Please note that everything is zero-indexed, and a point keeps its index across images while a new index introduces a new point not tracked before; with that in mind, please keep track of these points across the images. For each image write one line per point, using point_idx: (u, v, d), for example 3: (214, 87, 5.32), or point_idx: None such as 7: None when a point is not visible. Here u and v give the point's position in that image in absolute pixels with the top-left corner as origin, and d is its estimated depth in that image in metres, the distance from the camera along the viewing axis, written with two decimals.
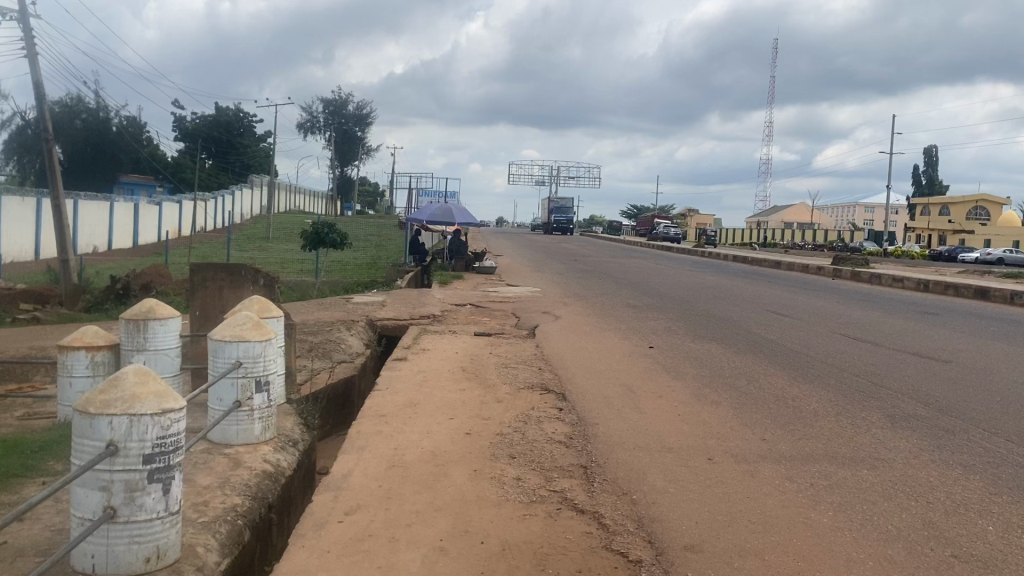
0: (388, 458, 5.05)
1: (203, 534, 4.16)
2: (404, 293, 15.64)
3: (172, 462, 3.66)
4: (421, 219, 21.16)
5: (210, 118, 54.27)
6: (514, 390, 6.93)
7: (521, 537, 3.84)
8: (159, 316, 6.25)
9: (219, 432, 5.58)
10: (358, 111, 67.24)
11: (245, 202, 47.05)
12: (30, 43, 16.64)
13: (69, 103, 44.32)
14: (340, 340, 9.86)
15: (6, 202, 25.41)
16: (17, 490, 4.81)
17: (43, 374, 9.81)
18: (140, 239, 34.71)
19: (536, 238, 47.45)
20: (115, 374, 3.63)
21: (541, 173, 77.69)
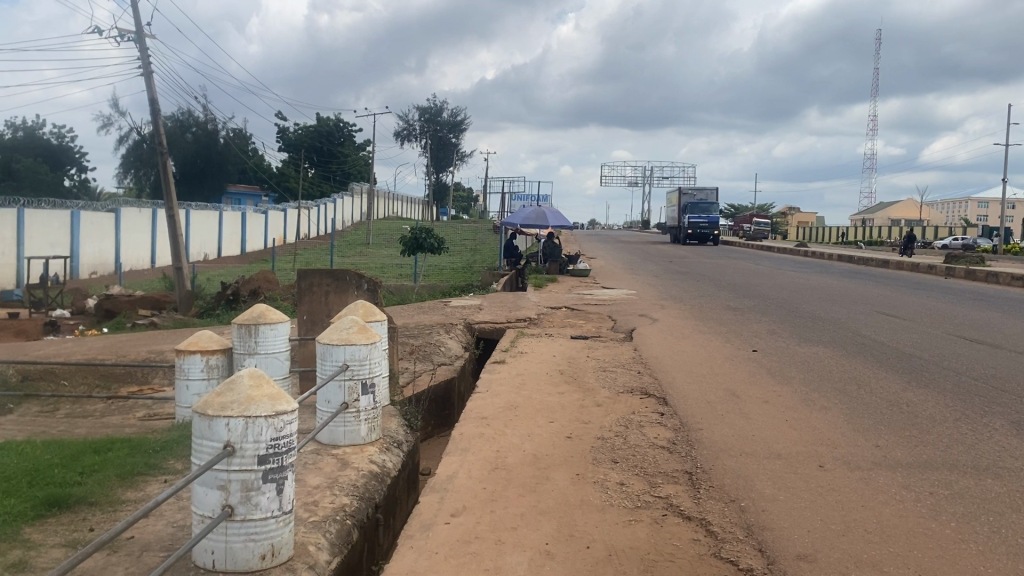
0: (491, 460, 5.08)
1: (314, 533, 4.27)
2: (499, 296, 15.73)
3: (285, 462, 3.78)
4: (515, 223, 21.36)
5: (311, 128, 55.80)
6: (613, 394, 6.87)
7: (627, 543, 3.80)
8: (268, 320, 6.46)
9: (327, 434, 5.75)
10: (452, 117, 68.27)
11: (345, 208, 48.12)
12: (146, 62, 17.56)
13: (181, 118, 46.69)
14: (440, 343, 9.99)
15: (126, 213, 26.83)
16: (143, 487, 5.07)
17: (161, 376, 10.31)
18: (248, 247, 36.14)
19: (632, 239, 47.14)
20: (231, 377, 3.79)
21: (634, 175, 77.11)
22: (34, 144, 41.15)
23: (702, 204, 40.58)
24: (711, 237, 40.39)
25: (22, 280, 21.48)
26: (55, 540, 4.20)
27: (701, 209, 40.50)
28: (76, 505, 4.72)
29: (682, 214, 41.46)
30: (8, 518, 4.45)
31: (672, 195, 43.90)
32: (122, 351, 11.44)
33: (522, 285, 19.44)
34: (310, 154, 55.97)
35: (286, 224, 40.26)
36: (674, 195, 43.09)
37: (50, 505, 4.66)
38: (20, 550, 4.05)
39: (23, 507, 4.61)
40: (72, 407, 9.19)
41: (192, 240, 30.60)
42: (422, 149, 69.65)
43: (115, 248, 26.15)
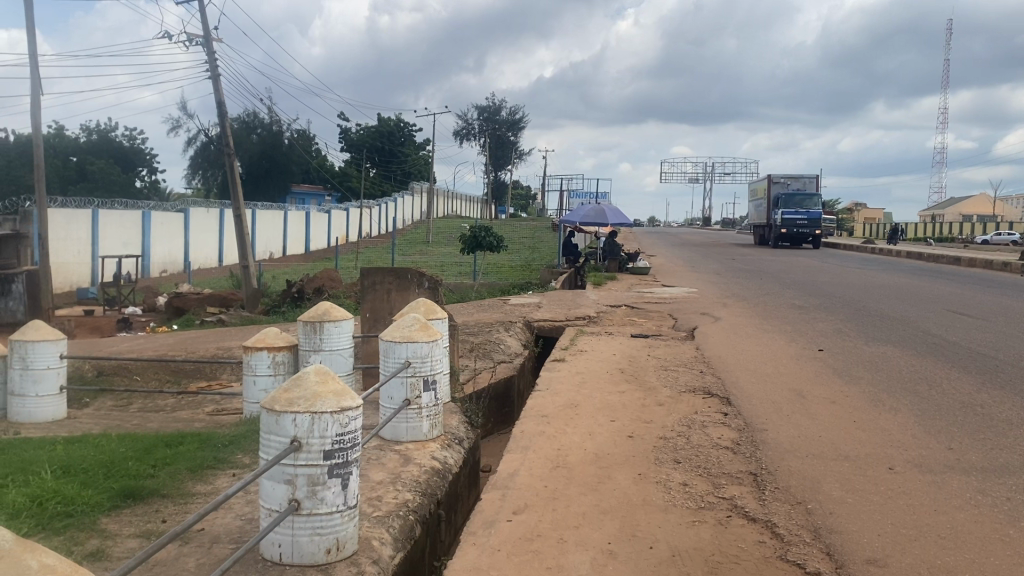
0: (552, 458, 5.08)
1: (378, 528, 4.33)
2: (559, 294, 15.70)
3: (349, 458, 3.84)
4: (574, 220, 21.35)
5: (373, 128, 56.45)
6: (675, 393, 6.81)
7: (691, 544, 3.76)
8: (333, 317, 6.57)
9: (390, 429, 5.82)
10: (511, 116, 68.35)
11: (405, 207, 48.58)
12: (213, 65, 18.00)
13: (246, 118, 47.83)
14: (499, 340, 10.03)
15: (195, 214, 27.56)
16: (213, 480, 5.20)
17: (229, 372, 10.57)
18: (312, 245, 36.89)
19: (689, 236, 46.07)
20: (298, 374, 3.87)
21: (694, 171, 76.29)
22: (107, 146, 42.52)
23: (797, 197, 35.03)
24: (809, 236, 34.97)
25: (96, 278, 22.24)
26: (131, 530, 4.34)
27: (797, 204, 34.73)
28: (149, 497, 4.86)
29: (771, 209, 35.98)
30: (86, 508, 4.61)
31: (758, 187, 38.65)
32: (192, 348, 11.76)
33: (581, 283, 19.44)
34: (372, 153, 56.63)
35: (349, 223, 40.92)
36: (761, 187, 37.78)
37: (125, 497, 4.81)
38: (97, 539, 4.19)
39: (100, 497, 4.77)
40: (144, 402, 9.51)
41: (258, 239, 31.30)
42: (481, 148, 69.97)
43: (184, 247, 26.90)
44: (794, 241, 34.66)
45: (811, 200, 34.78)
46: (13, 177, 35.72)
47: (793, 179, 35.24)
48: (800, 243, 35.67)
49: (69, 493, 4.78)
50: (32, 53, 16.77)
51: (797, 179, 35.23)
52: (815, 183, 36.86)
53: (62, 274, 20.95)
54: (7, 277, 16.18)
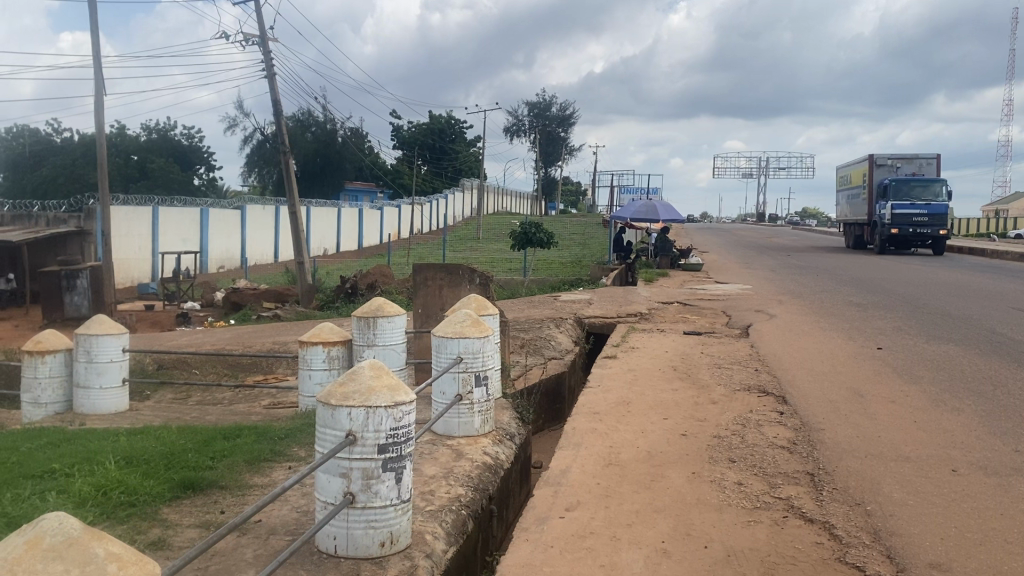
0: (604, 456, 5.05)
1: (431, 522, 4.36)
2: (610, 291, 15.59)
3: (403, 452, 3.88)
4: (625, 216, 21.17)
5: (424, 126, 56.75)
6: (730, 391, 6.72)
7: (747, 545, 3.71)
8: (386, 313, 6.63)
9: (442, 424, 5.85)
10: (561, 112, 68.00)
11: (455, 204, 48.72)
12: (269, 64, 18.28)
13: (301, 117, 49.54)
14: (550, 337, 10.01)
15: (252, 211, 28.10)
16: (269, 473, 5.29)
17: (284, 366, 10.74)
18: (365, 242, 37.31)
19: (755, 236, 39.97)
20: (352, 368, 3.93)
21: (749, 166, 75.03)
22: (166, 145, 43.42)
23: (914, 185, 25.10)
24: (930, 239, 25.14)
25: (156, 273, 22.81)
26: (191, 520, 4.43)
27: (914, 194, 24.91)
28: (208, 488, 4.97)
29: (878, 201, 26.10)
30: (148, 498, 4.73)
31: (852, 174, 29.75)
32: (249, 342, 11.98)
33: (632, 279, 19.32)
34: (423, 150, 56.85)
35: (400, 220, 41.26)
36: (855, 174, 28.97)
37: (184, 487, 4.92)
38: (159, 529, 4.30)
39: (161, 488, 4.88)
40: (203, 394, 9.73)
41: (312, 235, 31.77)
42: (531, 144, 69.77)
43: (241, 244, 27.39)
44: (908, 246, 25.37)
45: (931, 189, 24.92)
46: (77, 176, 36.75)
47: (901, 160, 26.20)
48: (913, 246, 26.21)
49: (132, 483, 4.91)
50: (95, 55, 17.21)
51: (908, 160, 26.14)
52: (934, 165, 26.28)
53: (123, 271, 21.49)
54: (72, 273, 16.68)
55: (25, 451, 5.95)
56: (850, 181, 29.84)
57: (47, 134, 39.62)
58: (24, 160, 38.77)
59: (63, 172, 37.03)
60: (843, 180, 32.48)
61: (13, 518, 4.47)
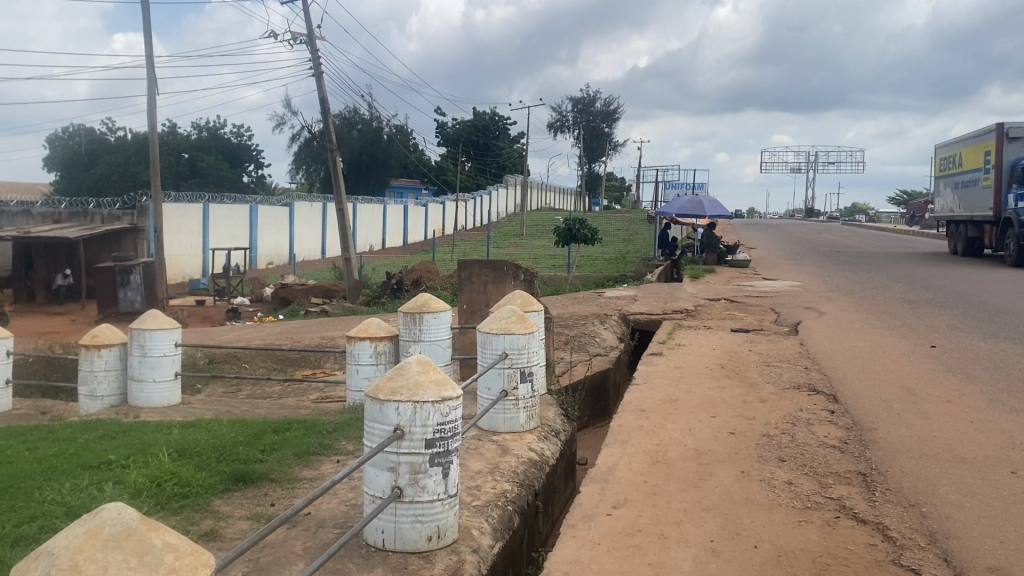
0: (651, 454, 5.02)
1: (477, 517, 4.38)
2: (655, 288, 15.49)
3: (450, 447, 3.90)
4: (671, 212, 20.98)
5: (468, 123, 56.82)
6: (779, 390, 6.63)
7: (797, 545, 3.66)
8: (432, 309, 6.65)
9: (487, 420, 5.87)
10: (606, 107, 67.50)
11: (499, 200, 48.78)
12: (317, 62, 18.48)
13: (347, 115, 50.08)
14: (595, 333, 9.96)
15: (300, 207, 28.49)
16: (318, 466, 5.36)
17: (332, 361, 10.87)
18: (410, 238, 37.56)
19: (814, 237, 34.75)
20: (401, 363, 3.96)
21: (796, 161, 73.83)
22: (216, 143, 44.14)
23: None
24: None
25: (207, 269, 23.25)
26: (242, 512, 4.51)
27: None
28: (258, 481, 5.05)
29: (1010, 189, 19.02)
30: (200, 490, 4.82)
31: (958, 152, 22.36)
32: (297, 337, 12.15)
33: (678, 276, 19.15)
34: (467, 147, 56.97)
35: (444, 216, 41.46)
36: (967, 154, 21.59)
37: (236, 480, 5.00)
38: (211, 520, 4.38)
39: (212, 480, 4.98)
40: (253, 388, 9.90)
41: (359, 232, 32.10)
42: (575, 140, 69.44)
43: (289, 240, 27.78)
44: None
45: None
46: (131, 174, 37.54)
47: None
48: None
49: (185, 475, 5.00)
50: (148, 56, 17.57)
51: None
52: None
53: (175, 267, 21.93)
54: (126, 269, 17.07)
55: (82, 442, 6.11)
56: (956, 163, 22.49)
57: (102, 133, 40.55)
58: (80, 159, 39.74)
59: (117, 169, 37.88)
60: (947, 156, 23.51)
61: (73, 508, 4.61)
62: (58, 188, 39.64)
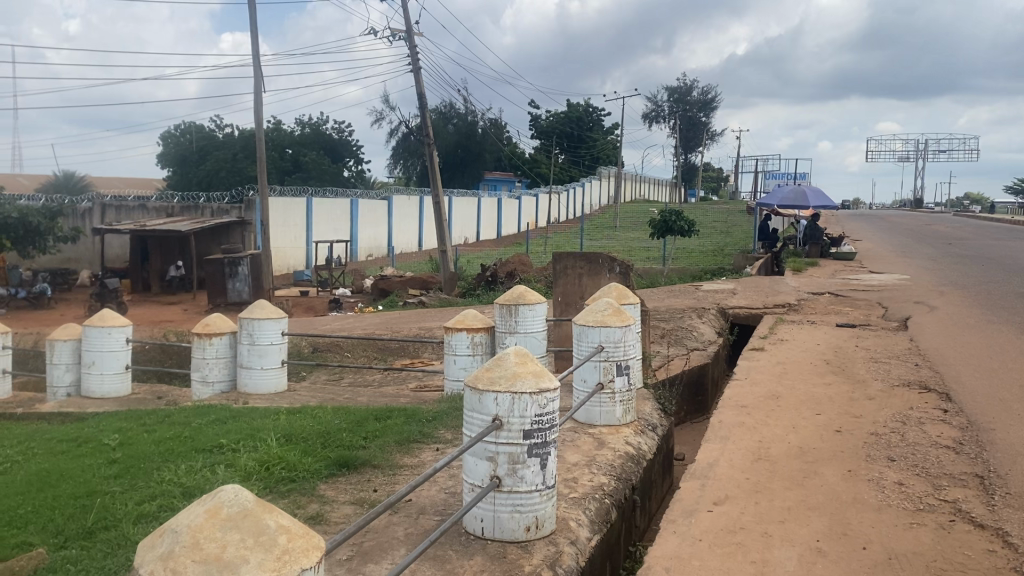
0: (753, 450, 4.92)
1: (575, 509, 4.38)
2: (755, 280, 15.15)
3: (548, 438, 3.92)
4: (771, 203, 20.46)
5: (562, 114, 56.60)
6: (887, 387, 6.39)
7: (910, 548, 3.53)
8: (527, 301, 6.68)
9: (583, 413, 5.88)
10: (704, 96, 66.19)
11: (593, 192, 48.50)
12: (415, 58, 18.79)
13: (443, 109, 50.77)
14: (692, 327, 9.82)
15: (398, 201, 29.07)
16: (418, 453, 5.46)
17: (430, 351, 11.08)
18: (504, 231, 37.85)
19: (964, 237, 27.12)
20: (499, 354, 4.01)
21: (905, 149, 70.82)
22: (318, 138, 45.35)
23: None
24: None
25: (310, 261, 23.99)
26: (346, 497, 4.64)
27: None
28: (361, 467, 5.18)
29: None
30: (307, 474, 4.99)
31: None
32: (396, 327, 12.43)
33: (779, 269, 18.72)
34: (561, 139, 56.81)
35: (538, 209, 41.54)
36: None
37: (340, 466, 5.16)
38: (317, 504, 4.53)
39: (317, 465, 5.14)
40: (354, 376, 10.17)
41: (454, 224, 32.56)
42: (671, 130, 68.39)
43: (387, 233, 28.37)
44: None
45: None
46: (238, 169, 39.02)
47: None
48: None
49: (292, 460, 5.19)
50: (254, 55, 18.18)
51: None
52: None
53: (280, 258, 22.69)
54: (234, 261, 17.77)
55: (196, 426, 6.39)
56: None
57: (211, 130, 42.19)
58: (191, 155, 41.48)
59: (225, 165, 39.42)
60: None
61: (189, 488, 4.84)
62: (171, 184, 41.51)
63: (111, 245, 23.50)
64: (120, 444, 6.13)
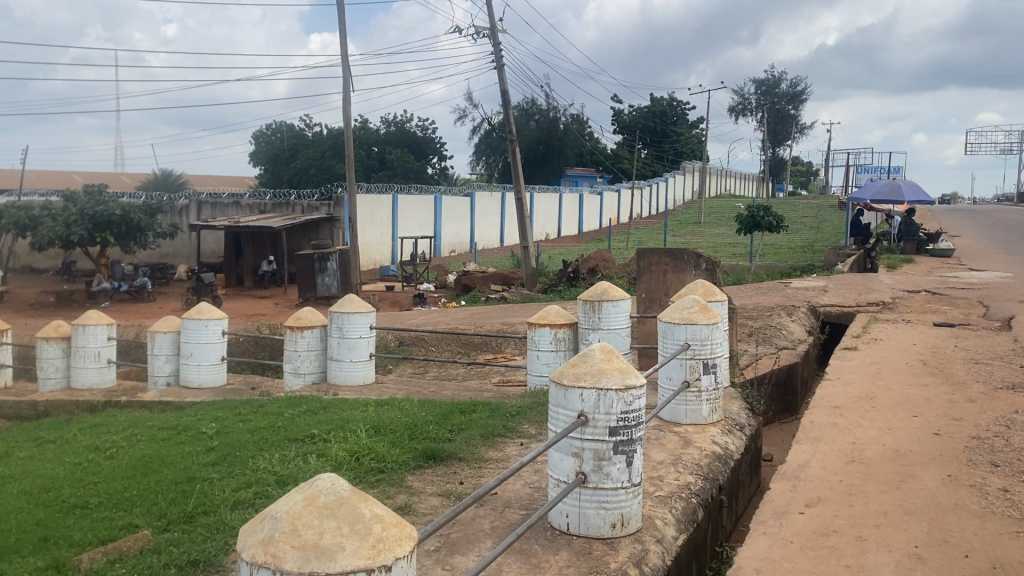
0: (847, 452, 4.80)
1: (661, 508, 4.34)
2: (846, 277, 14.74)
3: (634, 436, 3.90)
4: (863, 198, 19.87)
5: (646, 109, 56.00)
6: (990, 389, 6.12)
7: (1016, 557, 3.38)
8: (611, 297, 6.64)
9: (669, 411, 5.83)
10: (792, 88, 64.53)
11: (677, 187, 47.87)
12: (499, 55, 18.89)
13: (525, 106, 50.92)
14: (781, 326, 9.61)
15: (480, 197, 29.31)
16: (503, 447, 5.51)
17: (513, 346, 11.14)
18: (585, 227, 37.75)
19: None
20: (584, 350, 4.01)
21: (1009, 141, 67.46)
22: (403, 136, 46.06)
23: None
24: None
25: (395, 256, 24.41)
26: (433, 489, 4.71)
27: None
28: (447, 459, 5.26)
29: None
30: (395, 465, 5.10)
31: None
32: (480, 322, 12.55)
33: (871, 265, 18.15)
34: (644, 134, 56.24)
35: (620, 204, 41.26)
36: None
37: (427, 457, 5.24)
38: (405, 495, 4.62)
39: (405, 457, 5.24)
40: (438, 370, 10.32)
41: (536, 220, 32.66)
42: (758, 123, 66.88)
43: (469, 229, 28.65)
44: None
45: None
46: (327, 167, 39.95)
47: None
48: None
49: (381, 451, 5.30)
50: (343, 55, 18.57)
51: None
52: None
53: (367, 254, 23.17)
54: (323, 256, 18.23)
55: (288, 417, 6.58)
56: None
57: (300, 129, 43.31)
58: (282, 153, 42.64)
59: (314, 163, 40.42)
60: None
61: (283, 477, 5.00)
62: (263, 181, 42.79)
63: (207, 240, 24.39)
64: (217, 432, 6.37)
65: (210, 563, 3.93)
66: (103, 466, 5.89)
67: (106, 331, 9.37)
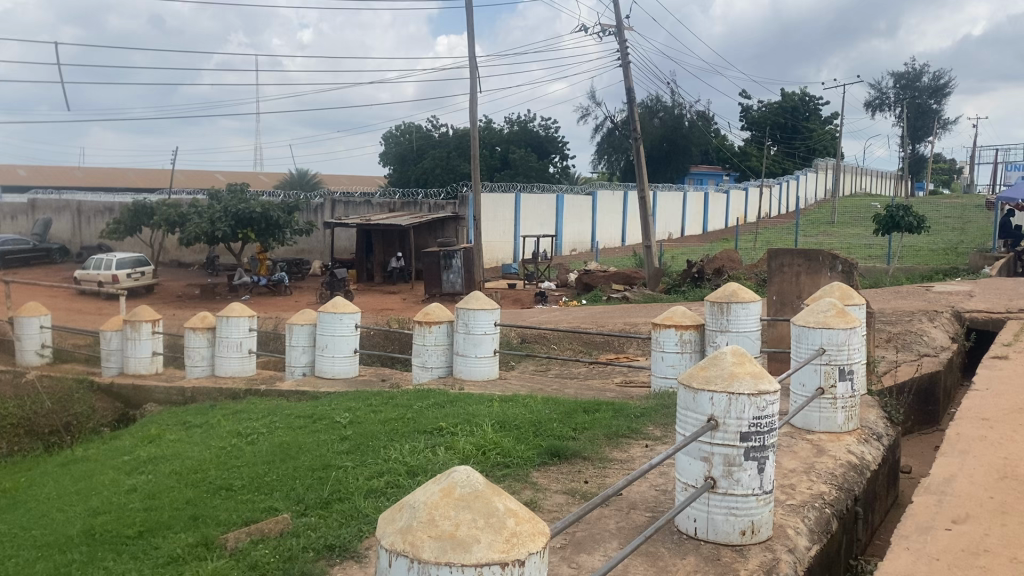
0: (998, 468, 4.52)
1: (793, 517, 4.22)
2: (995, 281, 13.85)
3: (766, 442, 3.81)
4: (1014, 197, 18.63)
5: (776, 105, 54.30)
6: None
7: None
8: (741, 299, 6.49)
9: (801, 418, 5.66)
10: (936, 80, 61.12)
11: (809, 185, 46.18)
12: (625, 52, 18.73)
13: (649, 104, 50.43)
14: (922, 331, 9.14)
15: (603, 196, 29.21)
16: (627, 448, 5.48)
17: (636, 346, 11.05)
18: (710, 226, 37.00)
19: None
20: (715, 353, 3.95)
21: None
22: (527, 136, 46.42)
23: None
24: None
25: (517, 254, 24.68)
26: (558, 486, 4.74)
27: None
28: (571, 457, 5.28)
29: None
30: (520, 461, 5.16)
31: None
32: (603, 321, 12.52)
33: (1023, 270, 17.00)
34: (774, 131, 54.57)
35: (747, 203, 40.21)
36: None
37: (551, 455, 5.28)
38: (531, 491, 4.67)
39: (530, 453, 5.29)
40: (560, 368, 10.38)
41: (659, 219, 32.29)
42: (898, 118, 63.64)
43: (592, 228, 28.61)
44: None
45: None
46: (453, 167, 40.78)
47: None
48: None
49: (506, 446, 5.37)
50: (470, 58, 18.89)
51: None
52: None
53: (490, 252, 23.52)
54: (448, 254, 18.62)
55: (416, 409, 6.76)
56: None
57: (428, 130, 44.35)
58: (410, 154, 43.80)
59: (441, 163, 41.34)
60: None
61: (414, 467, 5.14)
62: (391, 181, 44.10)
63: (339, 238, 25.37)
64: (350, 422, 6.61)
65: (346, 548, 4.08)
66: (245, 451, 6.22)
67: (247, 322, 9.87)
